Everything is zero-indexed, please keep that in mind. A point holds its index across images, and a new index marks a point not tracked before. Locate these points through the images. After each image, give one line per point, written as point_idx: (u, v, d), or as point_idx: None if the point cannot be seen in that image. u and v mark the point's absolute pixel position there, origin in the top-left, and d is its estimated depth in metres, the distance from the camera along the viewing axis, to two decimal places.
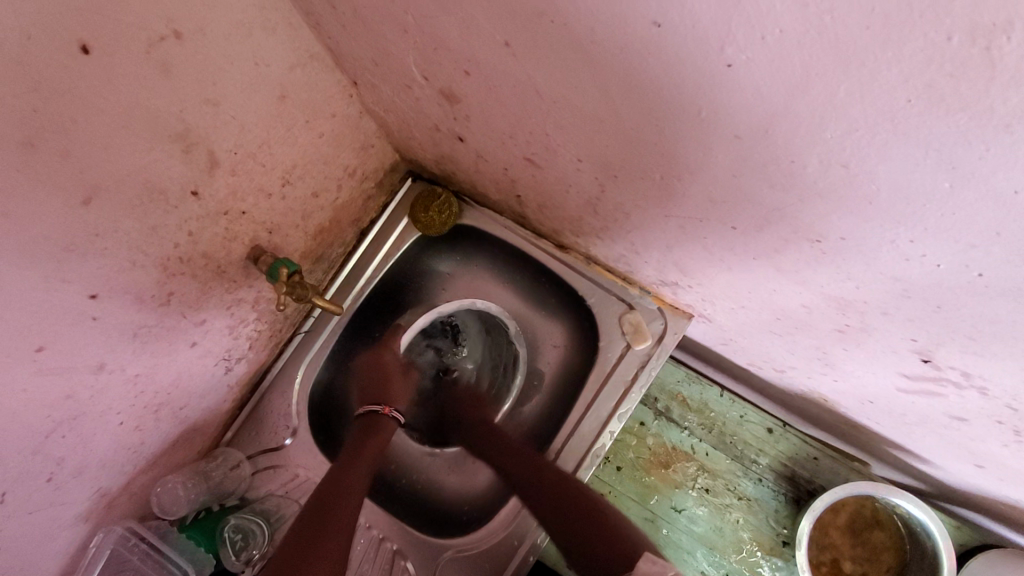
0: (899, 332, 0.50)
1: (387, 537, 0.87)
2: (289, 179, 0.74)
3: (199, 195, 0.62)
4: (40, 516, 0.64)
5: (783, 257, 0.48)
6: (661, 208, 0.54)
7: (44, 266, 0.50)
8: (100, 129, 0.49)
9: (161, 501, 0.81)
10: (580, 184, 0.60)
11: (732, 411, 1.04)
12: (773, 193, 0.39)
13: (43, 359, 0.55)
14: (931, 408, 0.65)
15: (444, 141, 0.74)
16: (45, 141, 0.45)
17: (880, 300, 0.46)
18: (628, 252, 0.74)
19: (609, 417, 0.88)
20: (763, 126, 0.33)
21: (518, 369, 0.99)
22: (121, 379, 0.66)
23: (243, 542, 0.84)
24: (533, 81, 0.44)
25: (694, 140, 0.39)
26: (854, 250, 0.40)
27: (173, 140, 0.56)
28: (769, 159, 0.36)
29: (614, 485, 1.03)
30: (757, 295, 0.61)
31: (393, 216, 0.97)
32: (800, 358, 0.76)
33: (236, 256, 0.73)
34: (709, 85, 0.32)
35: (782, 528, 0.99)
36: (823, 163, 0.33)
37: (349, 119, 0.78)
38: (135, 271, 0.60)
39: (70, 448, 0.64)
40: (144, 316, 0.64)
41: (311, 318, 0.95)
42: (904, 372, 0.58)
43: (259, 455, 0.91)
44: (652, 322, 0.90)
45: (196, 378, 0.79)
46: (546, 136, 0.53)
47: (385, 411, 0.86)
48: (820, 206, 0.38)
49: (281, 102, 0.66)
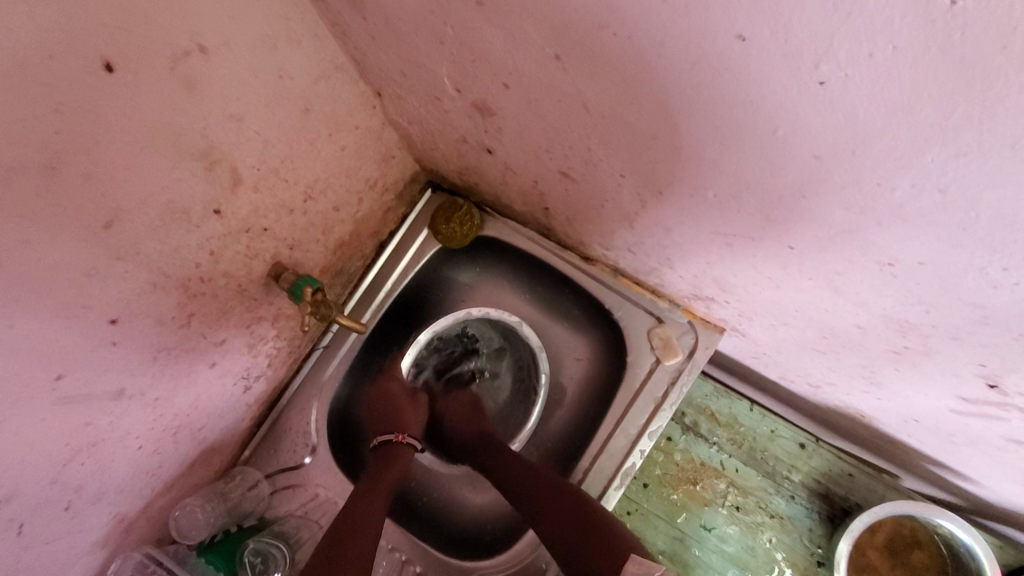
0: (966, 357, 0.47)
1: (410, 560, 0.85)
2: (311, 193, 0.72)
3: (222, 213, 0.60)
4: (57, 545, 0.62)
5: (845, 278, 0.46)
6: (709, 225, 0.51)
7: (64, 292, 0.48)
8: (122, 148, 0.47)
9: (180, 525, 0.79)
10: (619, 199, 0.58)
11: (763, 426, 1.01)
12: (846, 214, 0.37)
13: (62, 387, 0.53)
14: (987, 431, 0.61)
15: (470, 153, 0.72)
16: (66, 164, 0.43)
17: (951, 325, 0.44)
18: (661, 267, 0.72)
19: (639, 434, 0.85)
20: (850, 147, 0.31)
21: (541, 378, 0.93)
22: (140, 403, 0.64)
23: (263, 565, 0.80)
24: (582, 95, 0.42)
25: (763, 160, 0.36)
26: (934, 274, 0.38)
27: (196, 158, 0.54)
28: (850, 181, 0.34)
29: (641, 503, 1.00)
30: (804, 313, 0.58)
31: (413, 227, 0.94)
32: (842, 376, 0.73)
33: (257, 273, 0.70)
34: (794, 103, 0.30)
35: (817, 547, 0.95)
36: (915, 186, 0.31)
37: (372, 130, 0.76)
38: (155, 293, 0.57)
39: (89, 475, 0.62)
40: (164, 339, 0.62)
41: (330, 333, 0.92)
42: (962, 395, 0.55)
43: (278, 475, 0.88)
44: (682, 336, 0.86)
45: (215, 398, 0.77)
46: (588, 151, 0.51)
47: (399, 439, 0.82)
48: (902, 230, 0.35)
49: (305, 116, 0.63)
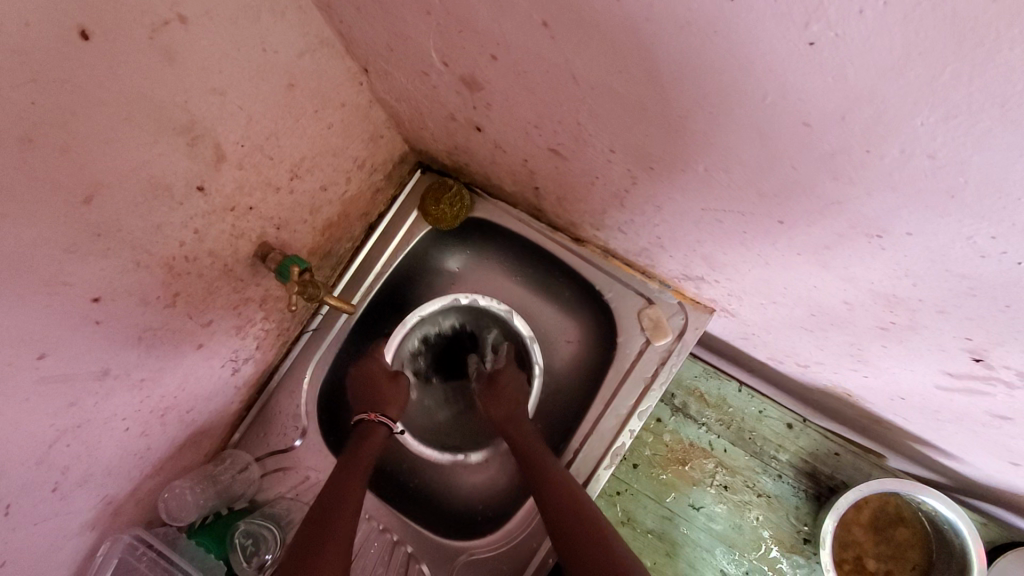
0: (951, 331, 0.48)
1: (401, 540, 0.86)
2: (298, 172, 0.71)
3: (205, 190, 0.59)
4: (45, 527, 0.61)
5: (834, 252, 0.46)
6: (699, 202, 0.51)
7: (45, 269, 0.47)
8: (102, 121, 0.45)
9: (169, 507, 0.78)
10: (608, 175, 0.57)
11: (751, 407, 1.02)
12: (834, 183, 0.37)
13: (45, 367, 0.52)
14: (972, 407, 0.62)
15: (459, 131, 0.71)
16: (43, 136, 0.42)
17: (938, 297, 0.44)
18: (651, 246, 0.71)
19: (629, 415, 0.85)
20: (839, 112, 0.31)
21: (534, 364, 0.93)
22: (127, 384, 0.63)
23: (253, 547, 0.81)
24: (570, 65, 0.41)
25: (752, 129, 0.36)
26: (920, 245, 0.38)
27: (177, 133, 0.52)
28: (840, 148, 0.34)
29: (630, 483, 1.01)
30: (792, 291, 0.59)
31: (402, 209, 0.93)
32: (830, 355, 0.74)
33: (243, 253, 0.70)
34: (784, 67, 0.30)
35: (803, 525, 0.97)
36: (903, 153, 0.31)
37: (359, 108, 0.74)
38: (140, 272, 0.57)
39: (75, 457, 0.61)
40: (149, 319, 0.61)
41: (319, 316, 0.92)
42: (947, 369, 0.56)
43: (268, 457, 0.88)
44: (672, 317, 0.87)
45: (203, 380, 0.76)
46: (578, 125, 0.50)
47: (371, 417, 0.83)
48: (890, 198, 0.35)
49: (290, 91, 0.62)
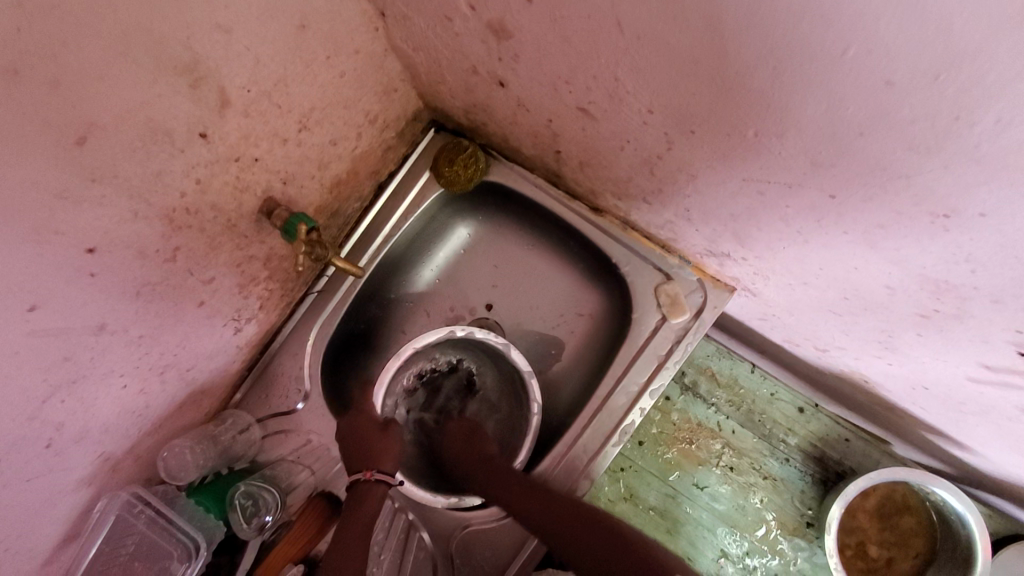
0: (1001, 323, 0.45)
1: (403, 507, 0.85)
2: (307, 123, 0.67)
3: (208, 137, 0.55)
4: (39, 483, 0.59)
5: (887, 232, 0.42)
6: (740, 170, 0.48)
7: (35, 215, 0.44)
8: (95, 54, 0.41)
9: (168, 465, 0.77)
10: (642, 139, 0.53)
11: (763, 388, 1.01)
12: (906, 154, 0.34)
13: (36, 319, 0.49)
14: (1002, 401, 0.60)
15: (480, 86, 0.66)
16: (31, 67, 0.38)
17: (996, 286, 0.41)
18: (677, 219, 0.68)
19: (641, 392, 0.83)
20: (932, 70, 0.28)
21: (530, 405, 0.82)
22: (124, 340, 0.61)
23: (253, 508, 0.81)
24: (617, 11, 0.38)
25: (822, 89, 0.33)
26: (992, 229, 0.35)
27: (179, 73, 0.48)
28: (922, 113, 0.30)
29: (635, 459, 1.00)
30: (828, 272, 0.55)
31: (414, 169, 0.89)
32: (854, 341, 0.71)
33: (248, 208, 0.66)
34: (876, 14, 0.27)
35: (807, 509, 0.96)
36: (1000, 121, 0.28)
37: (373, 57, 0.70)
38: (138, 223, 0.53)
39: (71, 413, 0.59)
40: (148, 273, 0.58)
41: (324, 278, 0.88)
42: (985, 362, 0.53)
43: (269, 419, 0.87)
44: (690, 294, 0.83)
45: (204, 338, 0.73)
46: (615, 82, 0.46)
47: (367, 478, 0.74)
48: (969, 172, 0.32)
49: (301, 34, 0.57)
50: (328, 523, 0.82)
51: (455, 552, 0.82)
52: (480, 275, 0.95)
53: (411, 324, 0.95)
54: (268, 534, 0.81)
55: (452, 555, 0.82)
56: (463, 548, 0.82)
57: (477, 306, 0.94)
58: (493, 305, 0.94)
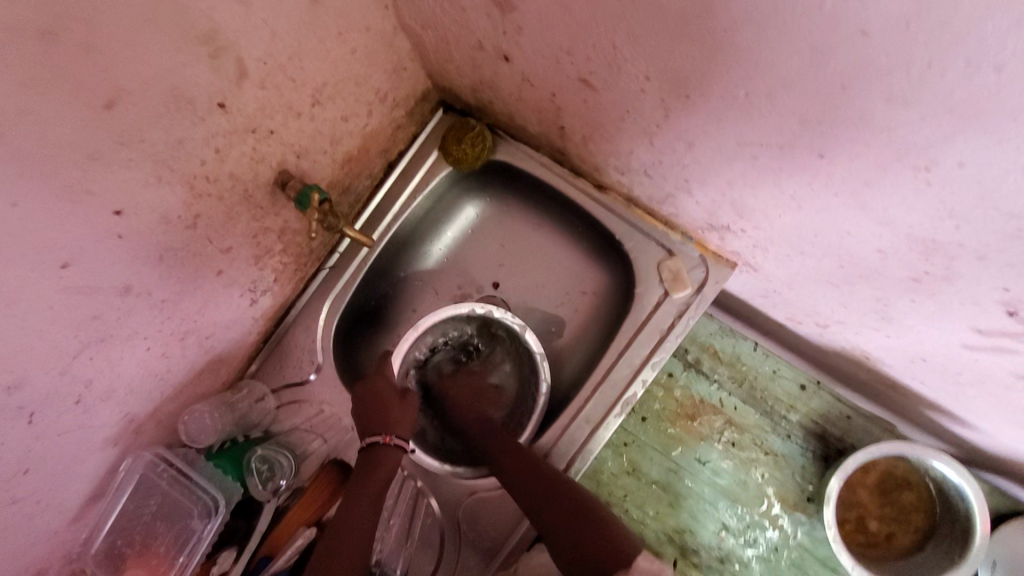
0: (989, 281, 0.46)
1: (411, 475, 0.88)
2: (320, 98, 0.70)
3: (226, 107, 0.58)
4: (70, 437, 0.63)
5: (874, 190, 0.45)
6: (736, 135, 0.50)
7: (67, 175, 0.47)
8: (124, 22, 0.44)
9: (189, 429, 0.80)
10: (641, 109, 0.56)
11: (765, 366, 1.01)
12: (885, 107, 0.37)
13: (68, 277, 0.53)
14: (996, 368, 0.61)
15: (486, 62, 0.68)
16: (65, 32, 0.41)
17: (979, 241, 0.43)
18: (678, 192, 0.69)
19: (642, 365, 0.85)
20: (904, 19, 0.31)
21: (540, 384, 0.84)
22: (148, 303, 0.64)
23: (269, 473, 0.85)
24: None
25: (805, 43, 0.36)
26: (971, 178, 0.38)
27: (199, 43, 0.51)
28: (898, 62, 0.33)
29: (638, 435, 1.02)
30: (822, 240, 0.57)
31: (423, 148, 0.91)
32: (852, 313, 0.71)
33: (263, 179, 0.69)
34: None
35: (808, 484, 0.98)
36: (968, 64, 0.31)
37: (383, 34, 0.72)
38: (161, 188, 0.57)
39: (98, 371, 0.62)
40: (170, 238, 0.61)
41: (336, 253, 0.91)
42: (978, 326, 0.55)
43: (283, 390, 0.89)
44: (692, 270, 0.85)
45: (222, 307, 0.76)
46: (612, 47, 0.49)
47: (387, 441, 0.77)
48: (945, 124, 0.35)
49: (314, 9, 0.60)
50: (338, 490, 0.85)
51: (462, 518, 0.85)
52: (487, 253, 0.97)
53: (420, 301, 0.98)
54: (283, 498, 0.84)
55: (459, 522, 0.85)
56: (471, 515, 0.85)
57: (484, 285, 0.97)
58: (500, 283, 0.97)
